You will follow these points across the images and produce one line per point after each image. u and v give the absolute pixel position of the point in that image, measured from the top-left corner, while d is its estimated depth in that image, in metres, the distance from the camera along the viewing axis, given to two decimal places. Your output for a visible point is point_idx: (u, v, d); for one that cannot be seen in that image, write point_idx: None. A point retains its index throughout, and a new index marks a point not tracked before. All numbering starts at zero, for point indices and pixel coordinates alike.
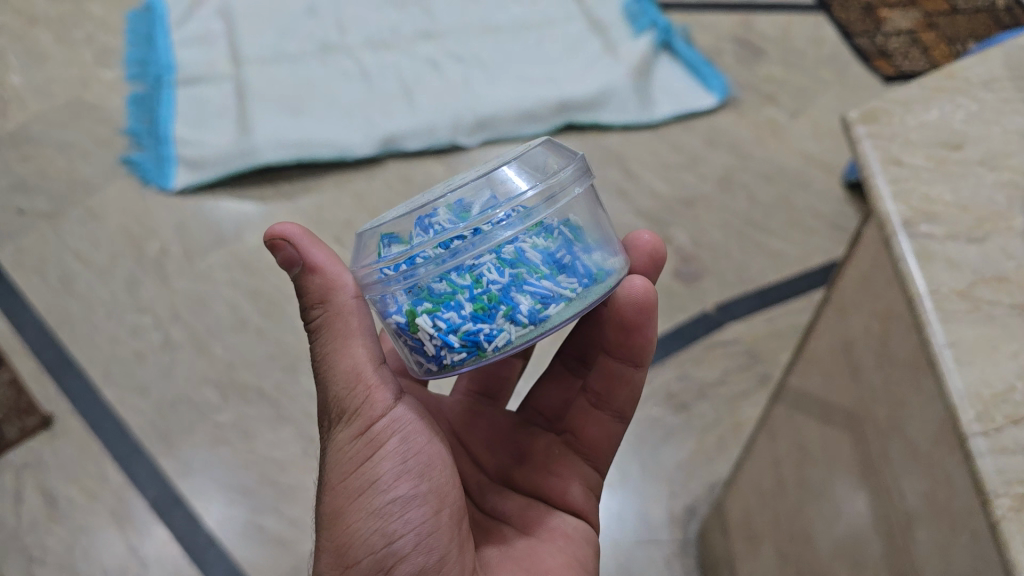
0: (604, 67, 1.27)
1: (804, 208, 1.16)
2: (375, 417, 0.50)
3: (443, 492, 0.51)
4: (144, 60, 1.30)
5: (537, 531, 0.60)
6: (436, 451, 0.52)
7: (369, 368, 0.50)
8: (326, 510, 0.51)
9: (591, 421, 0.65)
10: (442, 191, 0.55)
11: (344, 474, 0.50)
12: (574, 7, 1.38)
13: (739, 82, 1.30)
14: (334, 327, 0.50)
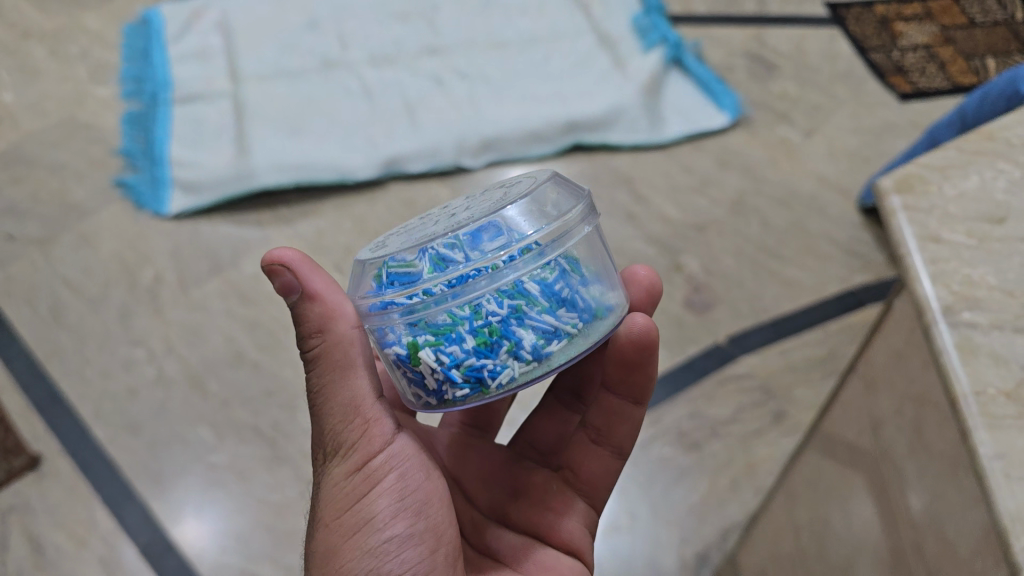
0: (613, 85, 1.23)
1: (819, 233, 1.13)
2: (373, 452, 0.50)
3: (438, 531, 0.51)
4: (140, 76, 1.26)
5: (535, 573, 0.57)
6: (432, 488, 0.52)
7: (368, 402, 0.50)
8: (316, 548, 0.49)
9: (590, 457, 0.63)
10: (443, 218, 0.53)
11: (336, 510, 0.49)
12: (582, 18, 1.33)
13: (752, 100, 1.26)
14: (331, 356, 0.48)
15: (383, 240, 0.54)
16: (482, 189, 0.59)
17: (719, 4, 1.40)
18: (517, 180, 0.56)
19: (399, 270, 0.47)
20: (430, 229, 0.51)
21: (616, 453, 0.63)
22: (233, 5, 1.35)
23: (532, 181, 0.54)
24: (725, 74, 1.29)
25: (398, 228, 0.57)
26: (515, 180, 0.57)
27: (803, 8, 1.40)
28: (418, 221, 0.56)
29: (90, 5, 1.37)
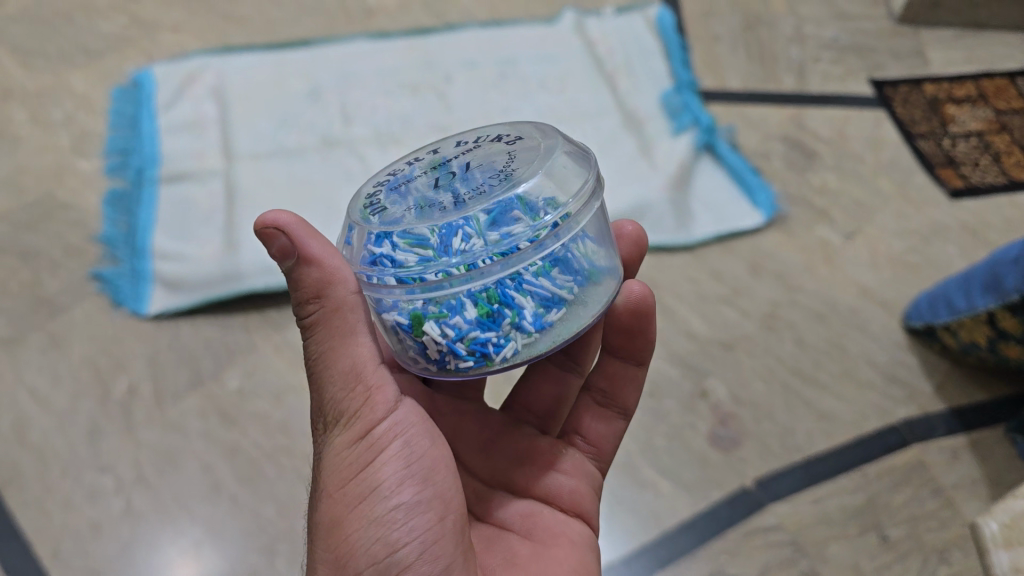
0: (638, 175, 1.13)
1: (858, 355, 1.02)
2: (376, 420, 0.54)
3: (444, 497, 0.54)
4: (127, 149, 1.18)
5: (542, 539, 0.62)
6: (439, 455, 0.55)
7: (369, 369, 0.54)
8: (324, 519, 0.53)
9: (596, 417, 0.71)
10: (442, 177, 0.55)
11: (345, 482, 0.53)
12: (607, 92, 1.23)
13: (789, 194, 1.15)
14: (333, 322, 0.53)
15: (382, 183, 0.58)
16: (478, 132, 0.62)
17: (755, 78, 1.29)
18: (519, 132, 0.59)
19: (404, 242, 0.51)
20: (432, 196, 0.54)
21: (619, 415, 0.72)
22: (231, 66, 1.26)
23: (534, 144, 0.57)
24: (760, 162, 1.18)
25: (394, 169, 0.60)
26: (514, 131, 0.60)
27: (846, 85, 1.29)
28: (414, 166, 0.59)
29: (77, 62, 1.28)
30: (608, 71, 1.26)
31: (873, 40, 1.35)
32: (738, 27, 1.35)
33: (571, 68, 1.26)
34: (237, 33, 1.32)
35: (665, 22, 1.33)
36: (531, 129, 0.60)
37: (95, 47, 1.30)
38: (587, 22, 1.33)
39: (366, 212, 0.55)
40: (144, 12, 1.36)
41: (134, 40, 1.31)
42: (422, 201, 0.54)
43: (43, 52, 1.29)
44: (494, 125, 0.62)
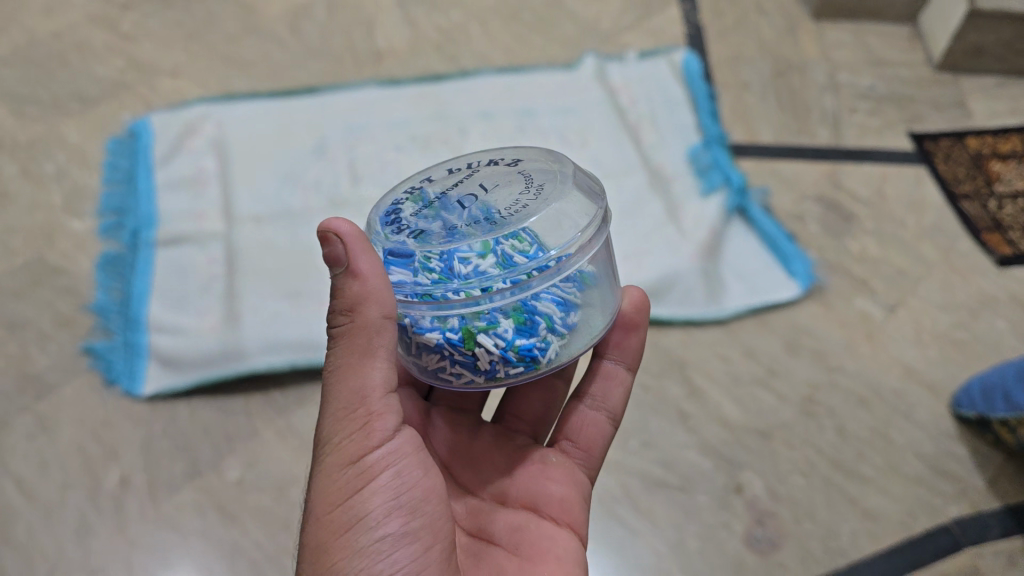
0: (668, 242, 1.06)
1: (904, 445, 0.95)
2: (371, 447, 0.53)
3: (432, 528, 0.54)
4: (122, 208, 1.11)
5: (529, 554, 0.61)
6: (428, 485, 0.55)
7: (376, 395, 0.53)
8: (309, 540, 0.52)
9: (589, 422, 0.71)
10: (455, 199, 0.59)
11: (333, 505, 0.52)
12: (632, 147, 1.15)
13: (827, 262, 1.08)
14: (355, 341, 0.52)
15: (395, 203, 0.61)
16: (472, 156, 0.65)
17: (788, 130, 1.21)
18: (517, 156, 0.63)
19: (424, 260, 0.56)
20: (447, 219, 0.58)
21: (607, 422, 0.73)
22: (232, 117, 1.19)
23: (538, 169, 0.61)
24: (795, 226, 1.11)
25: (399, 192, 0.62)
26: (508, 154, 0.64)
27: (884, 139, 1.21)
28: (424, 187, 0.62)
29: (72, 110, 1.22)
30: (632, 123, 1.19)
31: (913, 88, 1.27)
32: (769, 73, 1.27)
33: (593, 119, 1.18)
34: (239, 79, 1.25)
35: (691, 69, 1.25)
36: (519, 151, 0.64)
37: (90, 93, 1.24)
38: (609, 67, 1.26)
39: (385, 230, 0.58)
40: (141, 53, 1.29)
41: (130, 85, 1.25)
42: (439, 223, 0.58)
43: (35, 100, 1.23)
44: (473, 154, 0.65)
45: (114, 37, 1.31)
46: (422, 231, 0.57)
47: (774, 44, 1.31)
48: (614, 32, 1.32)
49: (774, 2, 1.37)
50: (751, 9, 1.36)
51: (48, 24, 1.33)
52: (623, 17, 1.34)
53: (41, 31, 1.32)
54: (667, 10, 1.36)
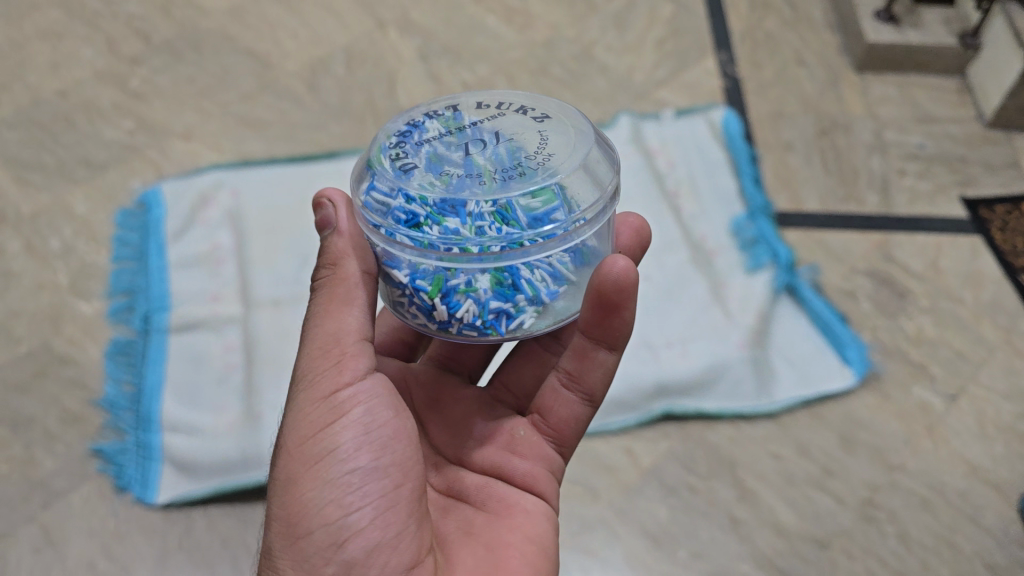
0: (713, 327, 1.00)
1: (974, 553, 0.88)
2: (342, 384, 0.56)
3: (404, 467, 0.57)
4: (133, 289, 1.05)
5: (500, 511, 0.63)
6: (399, 426, 0.58)
7: (351, 338, 0.57)
8: (281, 475, 0.56)
9: (557, 401, 0.68)
10: (469, 139, 0.59)
11: (305, 438, 0.56)
12: (671, 219, 1.09)
13: (883, 345, 1.02)
14: (337, 290, 0.58)
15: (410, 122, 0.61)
16: (508, 97, 0.64)
17: (835, 197, 1.14)
18: (545, 119, 0.61)
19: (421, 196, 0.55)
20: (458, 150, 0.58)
21: (586, 400, 0.68)
22: (248, 186, 1.13)
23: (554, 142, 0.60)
24: (847, 305, 1.05)
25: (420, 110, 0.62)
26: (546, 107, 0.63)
27: (936, 206, 1.14)
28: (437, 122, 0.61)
29: (78, 177, 1.16)
30: (670, 191, 1.13)
31: (963, 148, 1.20)
32: (812, 132, 1.21)
33: (629, 188, 1.12)
34: (256, 141, 1.20)
35: (731, 129, 1.19)
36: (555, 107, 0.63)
37: (97, 158, 1.18)
38: (644, 127, 1.19)
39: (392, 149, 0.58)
40: (150, 113, 1.23)
41: (140, 149, 1.19)
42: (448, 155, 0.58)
43: (39, 165, 1.17)
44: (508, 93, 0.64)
45: (123, 96, 1.25)
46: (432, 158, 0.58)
47: (816, 99, 1.25)
48: (649, 87, 1.25)
49: (814, 52, 1.31)
50: (791, 60, 1.29)
51: (53, 82, 1.27)
52: (657, 69, 1.28)
53: (46, 90, 1.26)
54: (705, 61, 1.29)
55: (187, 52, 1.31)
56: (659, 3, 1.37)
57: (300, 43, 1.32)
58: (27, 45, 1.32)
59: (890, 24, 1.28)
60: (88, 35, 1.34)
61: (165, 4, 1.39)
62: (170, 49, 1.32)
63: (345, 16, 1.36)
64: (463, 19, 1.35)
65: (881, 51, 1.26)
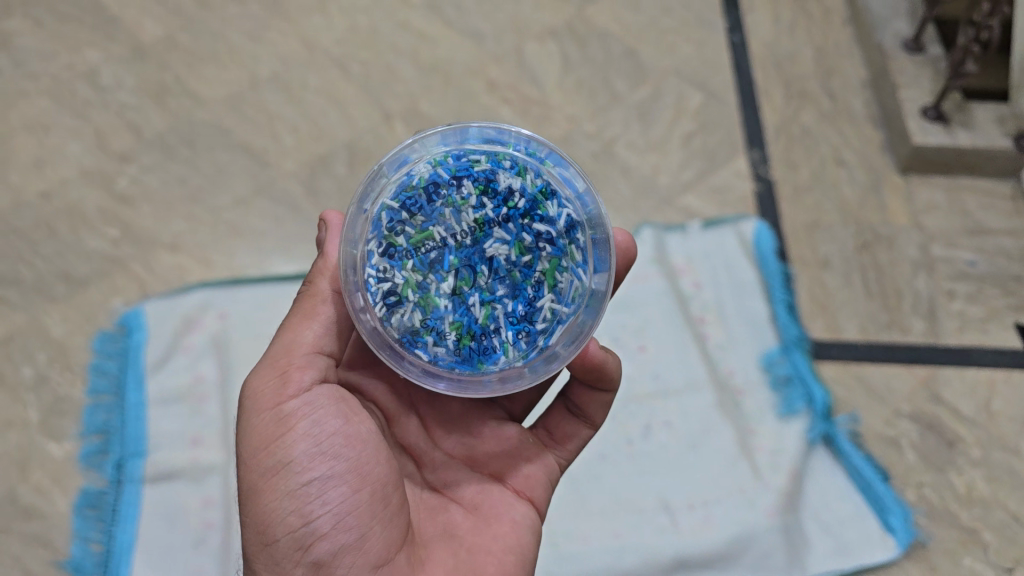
0: (740, 489, 0.90)
1: None
2: (286, 398, 0.59)
3: (360, 471, 0.60)
4: (107, 429, 0.98)
5: (488, 517, 0.66)
6: (352, 430, 0.61)
7: (298, 352, 0.61)
8: (243, 487, 0.59)
9: (563, 421, 0.73)
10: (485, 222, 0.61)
11: (261, 453, 0.59)
12: (696, 354, 0.99)
13: (930, 506, 0.91)
14: (304, 305, 0.63)
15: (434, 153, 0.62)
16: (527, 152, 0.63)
17: (876, 323, 1.04)
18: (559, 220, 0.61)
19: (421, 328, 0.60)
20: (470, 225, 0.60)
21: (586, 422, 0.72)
22: (237, 309, 1.06)
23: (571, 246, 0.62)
24: (890, 456, 0.94)
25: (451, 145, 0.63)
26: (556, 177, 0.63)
27: (988, 335, 1.04)
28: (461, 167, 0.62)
29: (57, 294, 1.09)
30: (695, 317, 1.03)
31: (1018, 264, 1.09)
32: (853, 245, 1.11)
33: (650, 316, 1.02)
34: (246, 254, 1.14)
35: (764, 247, 1.09)
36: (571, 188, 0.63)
37: (78, 273, 1.11)
38: (668, 241, 1.09)
39: (408, 198, 0.61)
40: (138, 219, 1.17)
41: (124, 262, 1.12)
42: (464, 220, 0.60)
43: (17, 280, 1.10)
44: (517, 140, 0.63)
45: (110, 199, 1.19)
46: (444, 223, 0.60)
47: (856, 207, 1.14)
48: (674, 192, 1.16)
49: (854, 149, 1.21)
50: (829, 159, 1.20)
51: (37, 181, 1.20)
52: (684, 170, 1.19)
53: (29, 191, 1.19)
54: (736, 159, 1.20)
55: (180, 148, 1.24)
56: (687, 92, 1.28)
57: (301, 138, 1.25)
58: (12, 138, 1.25)
59: (938, 123, 1.18)
60: (76, 126, 1.26)
61: (160, 90, 1.31)
62: (162, 143, 1.25)
63: (350, 106, 1.28)
64: (476, 110, 1.27)
65: (928, 154, 1.16)
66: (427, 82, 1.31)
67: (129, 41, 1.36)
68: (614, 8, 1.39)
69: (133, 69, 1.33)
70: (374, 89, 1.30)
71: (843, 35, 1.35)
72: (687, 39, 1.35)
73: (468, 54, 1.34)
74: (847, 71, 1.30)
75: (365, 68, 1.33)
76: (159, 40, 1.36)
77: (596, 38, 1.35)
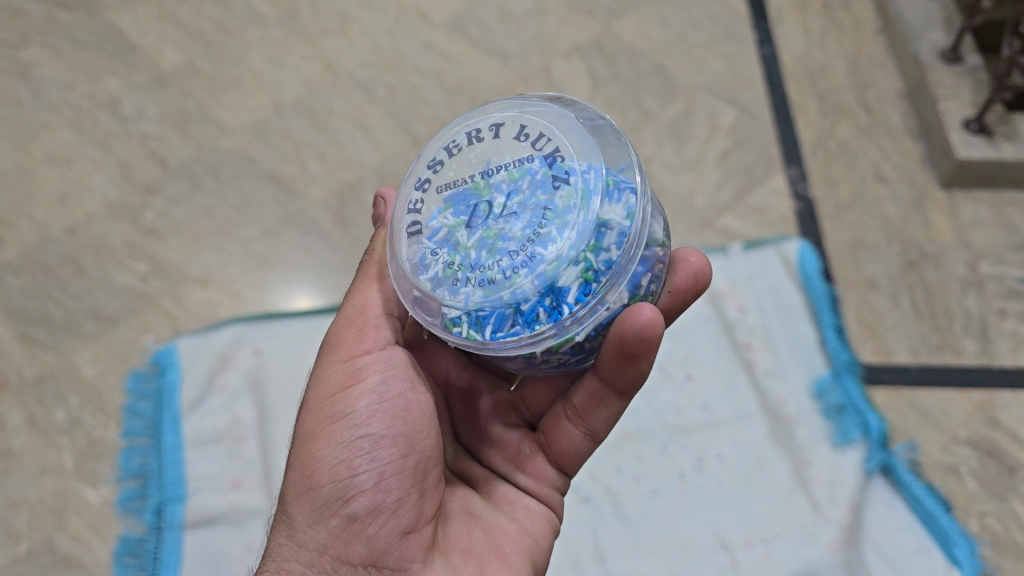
0: (799, 523, 0.87)
1: None
2: (360, 351, 0.61)
3: (412, 438, 0.59)
4: (145, 473, 0.96)
5: (499, 502, 0.64)
6: (414, 400, 0.60)
7: (374, 312, 0.63)
8: (302, 431, 0.60)
9: (562, 430, 0.64)
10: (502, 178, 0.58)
11: (326, 402, 0.60)
12: (745, 382, 0.97)
13: (995, 537, 0.89)
14: (371, 270, 0.66)
15: (497, 128, 0.60)
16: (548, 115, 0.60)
17: (928, 345, 1.01)
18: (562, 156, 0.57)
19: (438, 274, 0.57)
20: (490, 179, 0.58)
21: (590, 436, 0.64)
22: (272, 344, 1.04)
23: (620, 223, 0.55)
24: (950, 485, 0.92)
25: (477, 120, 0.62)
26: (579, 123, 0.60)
27: None
28: (522, 142, 0.59)
29: (86, 333, 1.07)
30: (742, 342, 1.00)
31: None
32: (898, 264, 1.08)
33: (696, 344, 1.00)
34: (277, 286, 1.11)
35: (808, 267, 1.05)
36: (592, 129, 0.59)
37: (107, 310, 1.09)
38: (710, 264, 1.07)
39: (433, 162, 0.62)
40: (165, 253, 1.14)
41: (154, 297, 1.10)
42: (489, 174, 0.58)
43: (45, 319, 1.08)
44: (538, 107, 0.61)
45: (137, 233, 1.16)
46: (493, 199, 0.57)
47: (900, 225, 1.12)
48: (712, 213, 1.14)
49: (894, 165, 1.18)
50: (869, 175, 1.17)
51: (62, 216, 1.18)
52: (721, 190, 1.16)
53: (54, 227, 1.16)
54: (773, 178, 1.17)
55: (205, 178, 1.22)
56: (720, 108, 1.26)
57: (329, 165, 1.22)
58: (34, 171, 1.23)
59: (981, 136, 1.15)
60: (100, 158, 1.24)
61: (183, 118, 1.28)
62: (187, 174, 1.22)
63: (377, 131, 1.26)
64: None
65: (973, 167, 1.13)
66: (454, 104, 1.29)
67: (149, 69, 1.34)
68: (640, 24, 1.37)
69: (155, 98, 1.30)
70: (400, 113, 1.28)
71: (876, 46, 1.32)
72: (717, 54, 1.33)
73: (494, 74, 1.32)
74: (882, 83, 1.28)
75: (390, 91, 1.31)
76: (180, 68, 1.34)
77: (624, 55, 1.33)
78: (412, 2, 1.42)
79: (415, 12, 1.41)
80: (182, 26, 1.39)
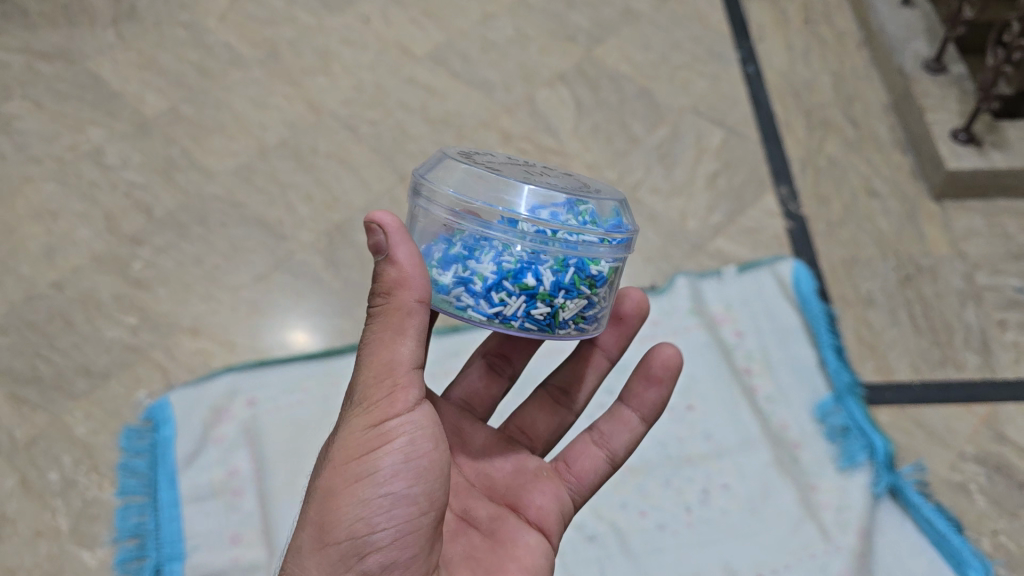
0: (809, 552, 0.86)
1: None
2: (392, 413, 0.52)
3: (432, 495, 0.54)
4: (141, 532, 0.93)
5: (503, 541, 0.60)
6: (437, 459, 0.54)
7: (403, 368, 0.52)
8: (321, 484, 0.53)
9: (585, 453, 0.69)
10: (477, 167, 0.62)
11: (350, 460, 0.52)
12: (747, 408, 0.96)
13: (1010, 557, 0.86)
14: (390, 320, 0.52)
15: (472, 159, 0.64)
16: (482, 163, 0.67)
17: (929, 361, 1.00)
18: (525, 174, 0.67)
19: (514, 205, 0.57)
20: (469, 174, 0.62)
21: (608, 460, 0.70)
22: (265, 394, 1.03)
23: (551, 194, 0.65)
24: (960, 504, 0.90)
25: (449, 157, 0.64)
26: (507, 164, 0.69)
27: None
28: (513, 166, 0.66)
29: (77, 391, 1.05)
30: (741, 368, 0.99)
31: None
32: (894, 280, 1.07)
33: (697, 374, 0.99)
34: (272, 333, 1.10)
35: (803, 288, 1.05)
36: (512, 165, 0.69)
37: (98, 366, 1.07)
38: (706, 290, 1.06)
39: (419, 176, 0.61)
40: (155, 304, 1.13)
41: (145, 351, 1.08)
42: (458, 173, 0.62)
43: (35, 378, 1.06)
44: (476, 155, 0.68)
45: (125, 284, 1.15)
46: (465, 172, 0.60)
47: (894, 239, 1.11)
48: (705, 237, 1.12)
49: (885, 179, 1.18)
50: (860, 189, 1.16)
51: (49, 271, 1.15)
52: (712, 213, 1.15)
53: (40, 283, 1.14)
54: (765, 197, 1.17)
55: (192, 226, 1.20)
56: (706, 129, 1.25)
57: (317, 206, 1.22)
58: (19, 227, 1.20)
59: (970, 146, 1.15)
60: (85, 210, 1.22)
61: (167, 166, 1.27)
62: (175, 223, 1.21)
63: (364, 169, 1.25)
64: None
65: (963, 178, 1.13)
66: (439, 137, 1.28)
67: (132, 117, 1.33)
68: (622, 47, 1.37)
69: (139, 146, 1.29)
70: (386, 149, 1.27)
71: (860, 60, 1.33)
72: (701, 74, 1.32)
73: (479, 105, 1.31)
74: (867, 97, 1.28)
75: (375, 127, 1.30)
76: (162, 114, 1.33)
77: (608, 80, 1.32)
78: (394, 36, 1.42)
79: (397, 46, 1.41)
80: (163, 73, 1.38)
